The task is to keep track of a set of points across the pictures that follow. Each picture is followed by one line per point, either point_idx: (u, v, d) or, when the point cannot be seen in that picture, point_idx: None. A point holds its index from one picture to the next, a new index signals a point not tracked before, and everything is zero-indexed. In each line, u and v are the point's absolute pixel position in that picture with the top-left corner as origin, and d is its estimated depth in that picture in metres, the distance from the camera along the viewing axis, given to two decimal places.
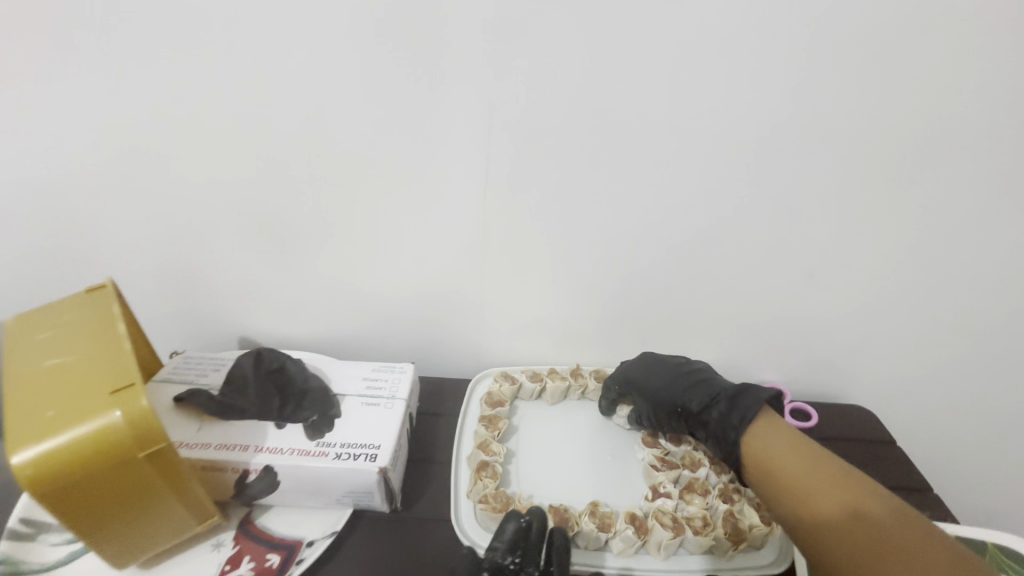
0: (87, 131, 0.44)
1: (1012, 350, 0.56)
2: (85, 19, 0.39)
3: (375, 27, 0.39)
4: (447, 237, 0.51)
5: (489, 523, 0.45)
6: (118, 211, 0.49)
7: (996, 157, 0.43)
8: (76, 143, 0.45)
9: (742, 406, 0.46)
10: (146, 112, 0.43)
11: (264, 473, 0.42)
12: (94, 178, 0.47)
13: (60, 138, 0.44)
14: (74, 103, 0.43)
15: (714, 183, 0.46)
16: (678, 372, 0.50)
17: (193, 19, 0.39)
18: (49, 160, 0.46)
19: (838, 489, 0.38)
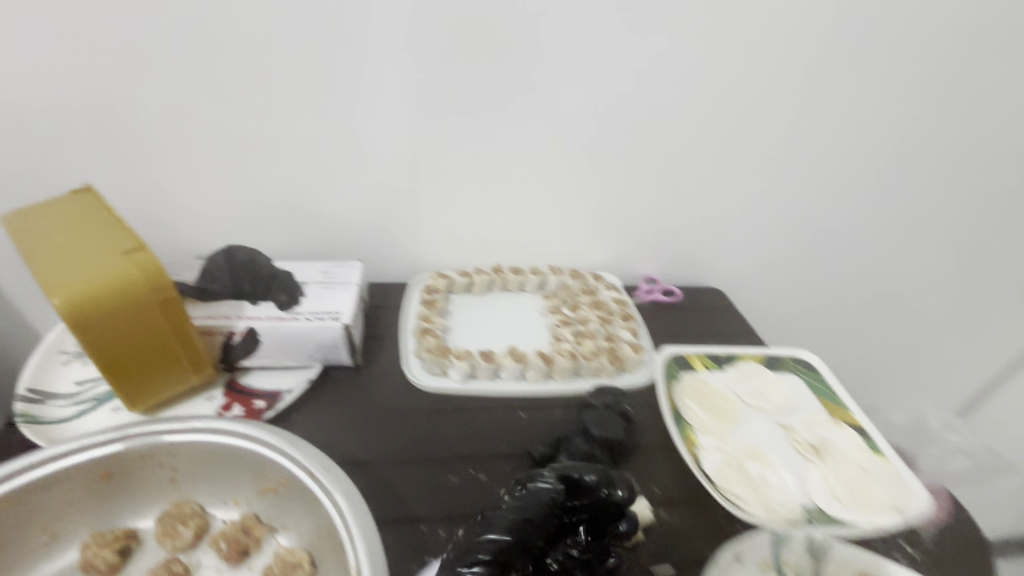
0: (57, 53, 0.51)
1: (801, 225, 0.79)
2: None
3: None
4: (384, 151, 0.62)
5: (433, 368, 0.58)
6: (82, 125, 0.55)
7: (766, 74, 0.63)
8: (46, 66, 0.52)
9: None
10: (113, 37, 0.51)
11: (246, 336, 0.52)
12: (60, 100, 0.54)
13: (32, 59, 0.51)
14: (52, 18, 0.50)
15: (588, 99, 0.62)
16: None
17: None
18: (19, 82, 0.52)
19: None
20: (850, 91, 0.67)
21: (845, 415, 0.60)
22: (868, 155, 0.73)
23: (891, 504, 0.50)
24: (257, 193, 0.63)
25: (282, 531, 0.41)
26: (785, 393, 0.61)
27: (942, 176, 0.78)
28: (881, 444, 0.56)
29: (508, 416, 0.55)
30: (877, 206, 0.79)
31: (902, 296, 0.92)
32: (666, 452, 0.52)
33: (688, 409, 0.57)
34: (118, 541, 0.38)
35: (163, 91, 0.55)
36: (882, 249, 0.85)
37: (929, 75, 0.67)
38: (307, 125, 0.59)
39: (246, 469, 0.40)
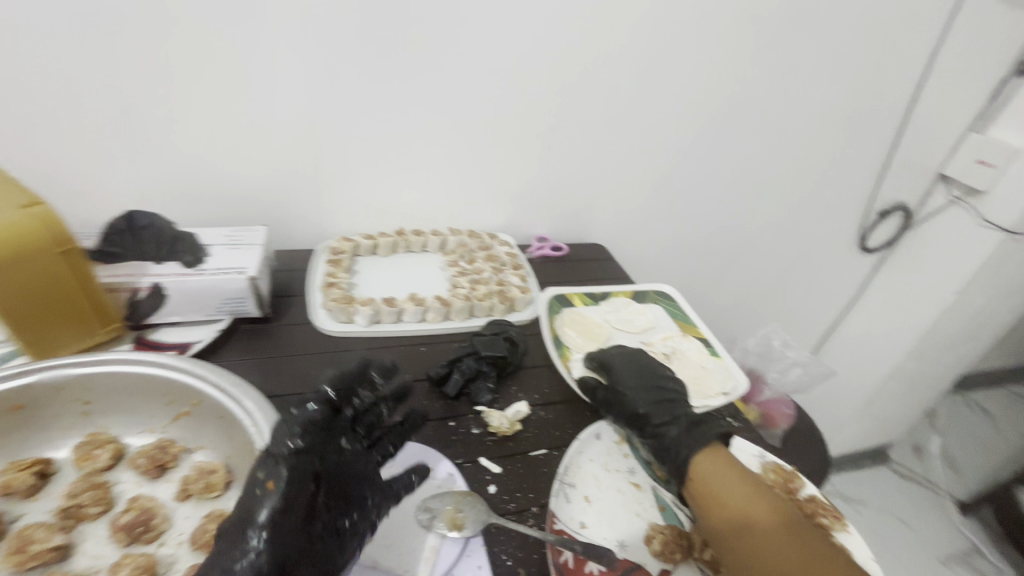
0: None
1: (666, 187, 0.92)
2: None
3: None
4: (282, 121, 0.66)
5: (339, 316, 0.64)
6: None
7: (620, 57, 0.74)
8: None
9: (692, 440, 0.50)
10: None
11: (152, 291, 0.55)
12: None
13: None
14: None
15: (473, 71, 0.69)
16: (655, 391, 0.55)
17: None
18: None
19: (738, 488, 0.45)
20: (696, 69, 0.79)
21: (692, 332, 0.73)
22: (715, 126, 0.87)
23: (720, 389, 0.63)
24: (153, 163, 0.65)
25: (198, 450, 0.46)
26: (648, 317, 0.74)
27: (776, 144, 0.93)
28: (717, 349, 0.69)
29: (409, 350, 0.62)
30: (728, 170, 0.94)
31: (754, 248, 1.10)
32: (546, 368, 0.62)
33: (565, 335, 0.68)
34: (34, 466, 0.41)
35: (43, 59, 0.55)
36: (735, 207, 1.00)
37: (758, 59, 0.81)
38: (202, 96, 0.62)
39: (160, 390, 0.45)
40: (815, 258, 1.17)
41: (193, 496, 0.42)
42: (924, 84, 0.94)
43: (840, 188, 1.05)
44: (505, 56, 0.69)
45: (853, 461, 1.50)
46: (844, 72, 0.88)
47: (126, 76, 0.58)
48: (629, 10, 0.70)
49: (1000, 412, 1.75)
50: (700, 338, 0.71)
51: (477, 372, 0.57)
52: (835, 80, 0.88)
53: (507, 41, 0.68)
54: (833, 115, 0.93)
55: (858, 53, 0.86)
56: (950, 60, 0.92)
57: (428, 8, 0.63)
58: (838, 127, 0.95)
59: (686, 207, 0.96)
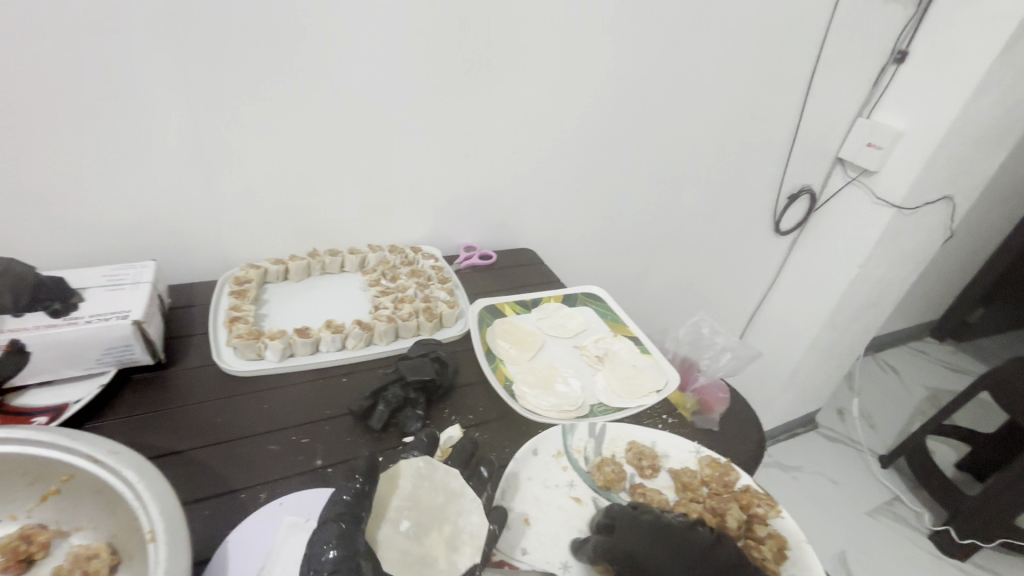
0: None
1: (587, 186, 0.92)
2: None
3: None
4: (162, 138, 0.59)
5: (247, 353, 0.58)
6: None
7: (528, 61, 0.73)
8: None
9: None
10: None
11: (11, 349, 0.48)
12: None
13: None
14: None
15: (376, 75, 0.65)
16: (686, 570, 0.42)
17: None
18: None
19: None
20: (606, 66, 0.79)
21: (624, 331, 0.73)
22: (630, 121, 0.88)
23: (653, 387, 0.63)
24: (8, 197, 0.56)
25: (75, 532, 0.39)
26: (579, 321, 0.73)
27: (688, 139, 0.96)
28: (647, 347, 0.70)
29: (329, 384, 0.58)
30: (647, 165, 0.95)
31: (678, 238, 1.13)
32: (478, 384, 0.60)
33: (497, 347, 0.66)
34: None
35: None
36: (655, 202, 1.02)
37: (664, 54, 0.83)
38: (61, 118, 0.54)
39: (18, 472, 0.38)
40: (735, 244, 1.22)
41: None
42: (816, 72, 1.00)
43: (751, 175, 1.10)
44: (410, 58, 0.66)
45: (786, 430, 1.59)
46: (744, 64, 0.91)
47: None
48: (532, 14, 0.70)
49: (905, 369, 1.92)
50: (632, 337, 0.71)
51: (404, 400, 0.54)
52: (738, 72, 0.92)
53: (411, 43, 0.65)
54: (737, 109, 0.97)
55: (756, 45, 0.90)
56: (836, 49, 0.99)
57: (320, 10, 0.59)
58: (744, 120, 1.00)
59: (610, 204, 0.97)
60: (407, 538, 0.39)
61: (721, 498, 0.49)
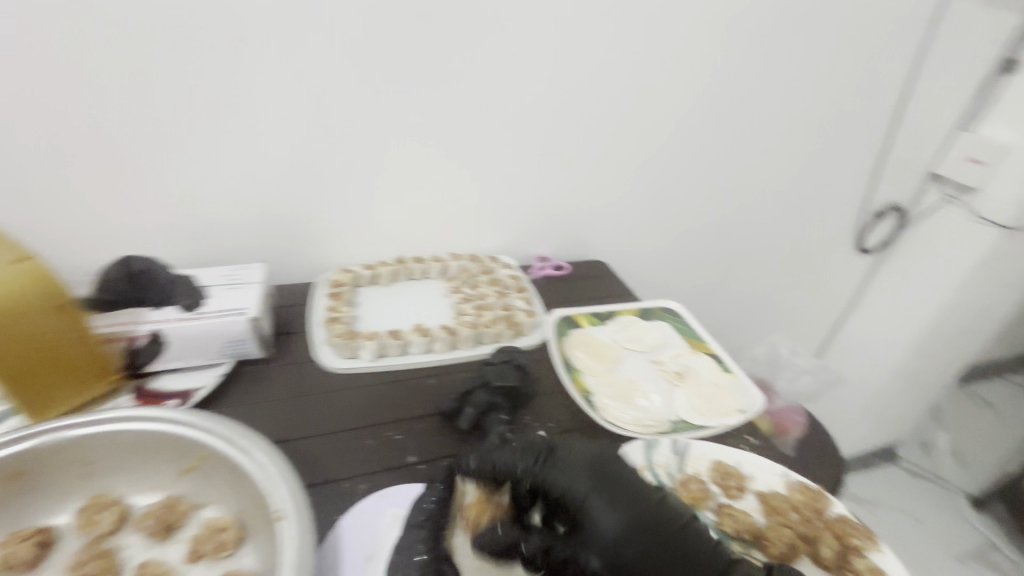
0: None
1: (663, 199, 0.91)
2: None
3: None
4: (276, 151, 0.65)
5: (344, 351, 0.62)
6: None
7: (611, 77, 0.74)
8: None
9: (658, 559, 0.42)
10: None
11: (151, 338, 0.54)
12: None
13: None
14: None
15: (466, 92, 0.69)
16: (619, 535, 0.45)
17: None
18: None
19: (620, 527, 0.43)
20: (689, 80, 0.79)
21: (702, 348, 0.72)
22: (710, 135, 0.87)
23: (736, 406, 0.61)
24: (149, 203, 0.63)
25: (206, 506, 0.44)
26: (657, 335, 0.73)
27: (769, 152, 0.94)
28: (728, 365, 0.68)
29: (418, 384, 0.61)
30: (725, 179, 0.94)
31: (754, 254, 1.09)
32: (557, 394, 0.61)
33: (575, 357, 0.67)
34: (35, 535, 0.39)
35: (28, 97, 0.53)
36: (731, 216, 1.00)
37: (749, 68, 0.81)
38: (195, 133, 0.61)
39: (163, 447, 0.43)
40: (814, 261, 1.17)
41: (205, 556, 0.41)
42: (912, 83, 0.95)
43: (835, 190, 1.06)
44: (500, 75, 0.69)
45: (864, 461, 1.49)
46: (833, 76, 0.88)
47: (118, 114, 0.57)
48: (618, 31, 0.71)
49: None
50: (712, 355, 0.70)
51: (490, 404, 0.56)
52: (826, 83, 0.89)
53: (502, 60, 0.68)
54: (823, 122, 0.94)
55: (847, 55, 0.87)
56: (935, 59, 0.93)
57: (422, 32, 0.63)
58: (830, 133, 0.96)
59: (685, 218, 0.96)
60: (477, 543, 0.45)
61: (811, 525, 0.48)
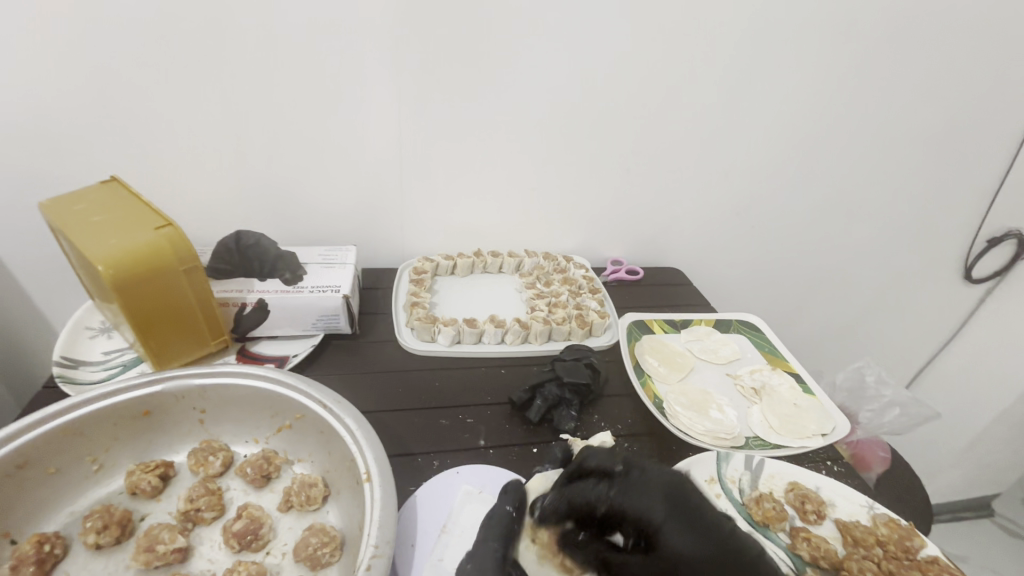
0: (91, 80, 0.58)
1: (746, 210, 0.88)
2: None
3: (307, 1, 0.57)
4: (373, 145, 0.69)
5: (423, 335, 0.65)
6: (91, 115, 0.60)
7: (704, 85, 0.72)
8: (82, 90, 0.58)
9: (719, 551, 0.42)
10: (140, 66, 0.58)
11: (257, 306, 0.59)
12: (89, 116, 0.60)
13: (69, 83, 0.58)
14: (61, 12, 0.53)
15: (555, 95, 0.70)
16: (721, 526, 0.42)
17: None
18: (56, 103, 0.59)
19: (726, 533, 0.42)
20: (788, 89, 0.75)
21: (782, 366, 0.69)
22: (804, 146, 0.82)
23: (817, 429, 0.58)
24: (260, 186, 0.70)
25: (298, 462, 0.48)
26: (732, 348, 0.71)
27: (868, 167, 0.88)
28: (810, 387, 0.65)
29: (490, 372, 0.63)
30: (816, 192, 0.89)
31: (840, 273, 1.03)
32: (627, 397, 0.61)
33: (647, 362, 0.66)
34: (158, 468, 0.45)
35: (168, 84, 0.60)
36: (818, 233, 0.95)
37: (857, 74, 0.76)
38: (303, 125, 0.66)
39: (266, 405, 0.48)
40: (908, 286, 1.08)
41: (295, 507, 0.44)
42: None
43: (941, 212, 0.97)
44: (591, 75, 0.69)
45: (950, 510, 1.35)
46: (952, 88, 0.81)
47: (239, 103, 0.63)
48: (716, 38, 0.69)
49: None
50: (792, 374, 0.67)
51: (560, 399, 0.57)
52: (942, 97, 0.82)
53: (595, 59, 0.67)
54: (934, 139, 0.87)
55: (974, 63, 0.79)
56: None
57: (518, 33, 0.64)
58: (941, 150, 0.88)
59: (768, 231, 0.92)
60: (547, 549, 0.43)
61: (899, 562, 0.45)
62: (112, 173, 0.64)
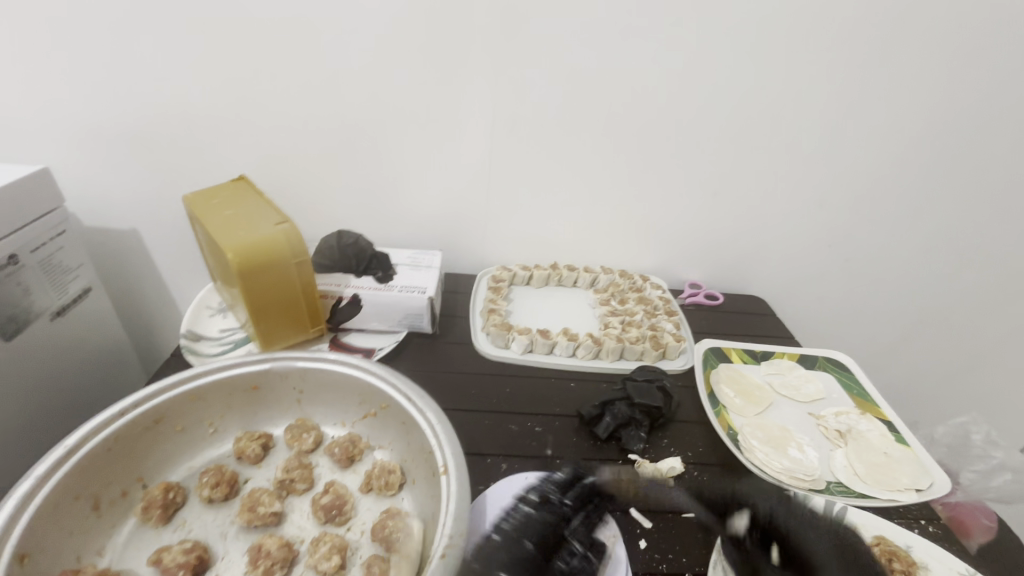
0: (231, 91, 0.66)
1: (839, 242, 0.83)
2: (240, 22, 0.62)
3: (417, 25, 0.63)
4: (464, 158, 0.73)
5: (497, 340, 0.68)
6: (230, 119, 0.69)
7: (801, 110, 0.70)
8: (222, 99, 0.67)
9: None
10: (271, 81, 0.66)
11: (351, 300, 0.64)
12: (224, 122, 0.69)
13: (212, 93, 0.66)
14: (217, 28, 0.62)
15: (644, 117, 0.70)
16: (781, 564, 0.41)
17: (306, 22, 0.62)
18: (200, 110, 0.68)
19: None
20: (895, 117, 0.71)
21: (874, 411, 0.64)
22: (911, 177, 0.77)
23: (911, 484, 0.54)
24: (360, 190, 0.76)
25: (378, 449, 0.51)
26: (817, 386, 0.67)
27: (987, 204, 0.80)
28: (906, 437, 0.60)
29: (560, 384, 0.64)
30: (924, 225, 0.82)
31: (946, 317, 0.94)
32: (699, 425, 0.60)
33: (722, 391, 0.64)
34: (261, 438, 0.50)
35: (294, 93, 0.67)
36: (922, 271, 0.88)
37: (981, 100, 0.70)
38: (402, 136, 0.71)
39: (356, 392, 0.52)
40: None
41: (374, 490, 0.47)
42: None
43: None
44: (685, 93, 0.68)
45: None
46: None
47: (349, 115, 0.69)
48: (817, 64, 0.66)
49: None
50: (886, 421, 0.62)
51: (629, 419, 0.56)
52: None
53: (687, 81, 0.67)
54: None
55: None
56: None
57: (611, 56, 0.65)
58: None
59: (863, 265, 0.86)
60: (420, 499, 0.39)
61: None
62: (238, 172, 0.72)
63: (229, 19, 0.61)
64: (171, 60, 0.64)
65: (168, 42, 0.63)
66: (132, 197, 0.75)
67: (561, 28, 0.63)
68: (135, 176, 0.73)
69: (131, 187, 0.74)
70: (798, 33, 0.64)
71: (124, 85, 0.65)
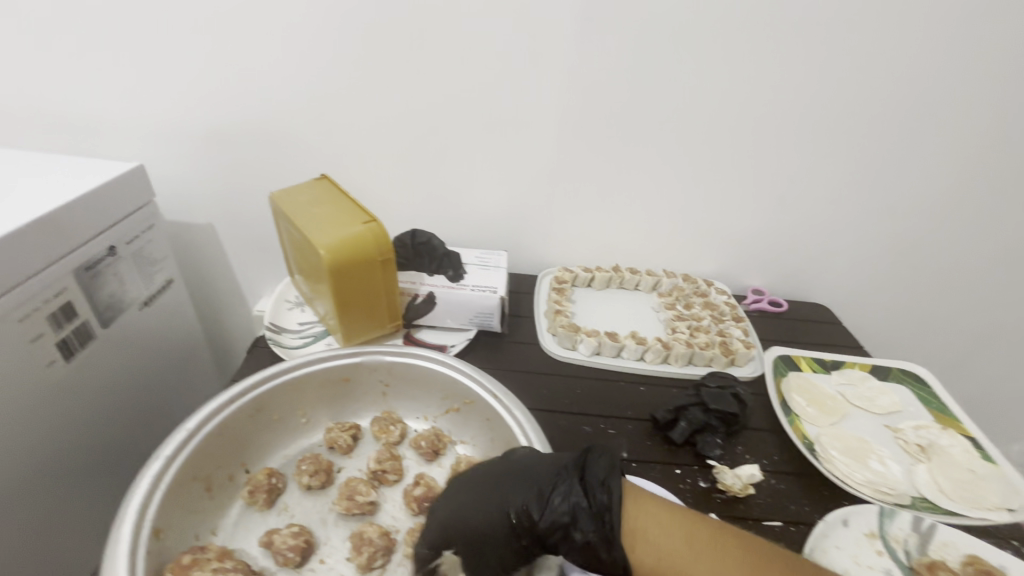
0: (312, 93, 0.69)
1: (911, 250, 0.81)
2: (325, 27, 0.64)
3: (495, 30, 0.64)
4: (533, 159, 0.74)
5: (564, 341, 0.68)
6: (309, 120, 0.71)
7: (878, 116, 0.68)
8: (303, 101, 0.69)
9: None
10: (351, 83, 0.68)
11: (426, 298, 0.66)
12: (304, 124, 0.71)
13: (294, 95, 0.69)
14: (304, 32, 0.64)
15: (716, 121, 0.70)
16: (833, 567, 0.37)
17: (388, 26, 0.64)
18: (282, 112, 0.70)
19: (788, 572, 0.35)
20: (979, 123, 0.69)
21: (955, 426, 0.62)
22: (993, 185, 0.74)
23: (1000, 502, 0.52)
24: (429, 190, 0.77)
25: (461, 443, 0.53)
26: (893, 398, 0.65)
27: None
28: (992, 454, 0.58)
29: (629, 387, 0.64)
30: (1005, 235, 0.79)
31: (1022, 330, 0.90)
32: (772, 433, 0.59)
33: (795, 401, 0.63)
34: (351, 429, 0.52)
35: (371, 95, 0.69)
36: (999, 283, 0.84)
37: None
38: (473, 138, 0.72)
39: (439, 387, 0.53)
40: None
41: None
42: None
43: None
44: (760, 98, 0.68)
45: None
46: None
47: (423, 117, 0.71)
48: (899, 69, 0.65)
49: None
50: (969, 437, 0.60)
51: (705, 425, 0.56)
52: None
53: (762, 86, 0.67)
54: None
55: None
56: None
57: (687, 60, 0.65)
58: None
59: (935, 274, 0.84)
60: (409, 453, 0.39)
61: None
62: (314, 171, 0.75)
63: (314, 25, 0.64)
64: (258, 63, 0.66)
65: (257, 46, 0.65)
66: (213, 194, 0.78)
67: (637, 32, 0.63)
68: (217, 174, 0.76)
69: (212, 184, 0.77)
70: (880, 37, 0.63)
71: (212, 88, 0.68)
